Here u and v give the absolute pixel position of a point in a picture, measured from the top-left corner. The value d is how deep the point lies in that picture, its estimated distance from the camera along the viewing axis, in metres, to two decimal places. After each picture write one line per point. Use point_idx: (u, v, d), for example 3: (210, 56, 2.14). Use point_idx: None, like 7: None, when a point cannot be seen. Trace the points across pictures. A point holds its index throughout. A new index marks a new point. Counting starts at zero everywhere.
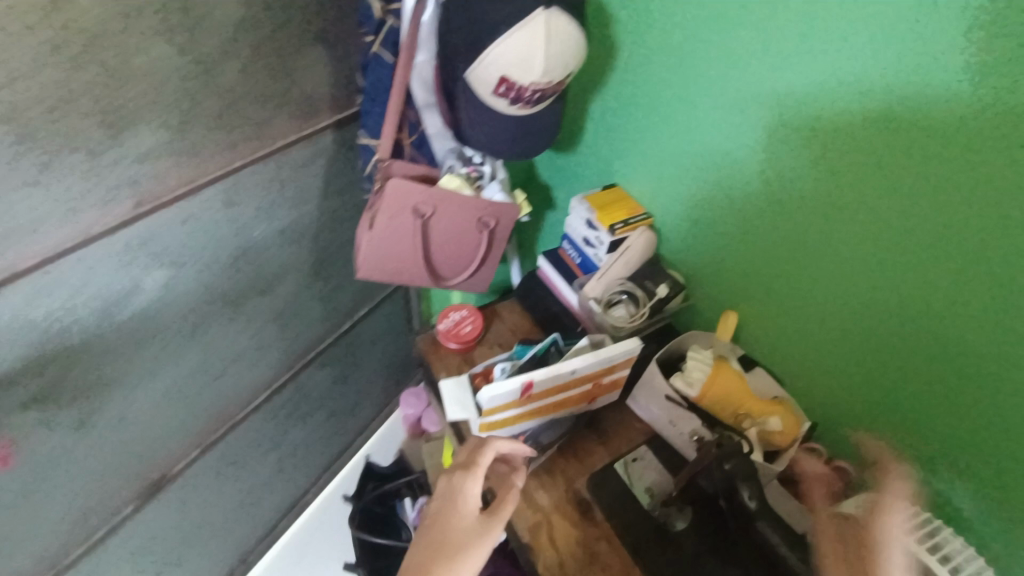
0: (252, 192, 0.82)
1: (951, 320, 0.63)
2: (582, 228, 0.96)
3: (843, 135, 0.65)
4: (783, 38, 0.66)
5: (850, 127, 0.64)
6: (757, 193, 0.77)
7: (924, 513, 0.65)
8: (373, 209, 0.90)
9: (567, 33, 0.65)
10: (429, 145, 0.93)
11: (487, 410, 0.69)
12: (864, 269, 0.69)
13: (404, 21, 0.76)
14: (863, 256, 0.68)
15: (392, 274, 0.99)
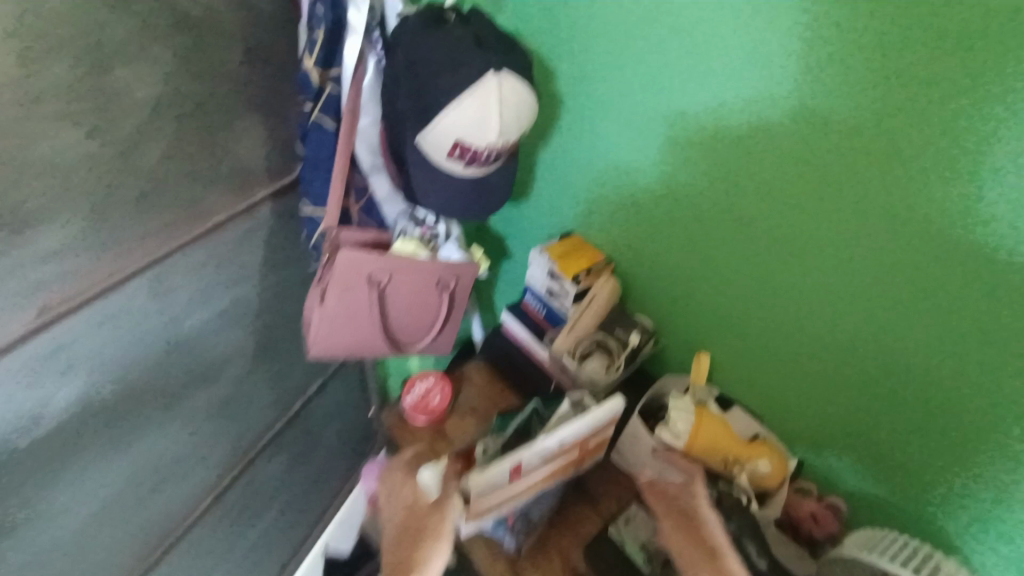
0: (182, 279, 0.74)
1: (886, 288, 0.66)
2: (544, 280, 0.93)
3: (769, 146, 0.68)
4: (723, 91, 0.69)
5: (775, 141, 0.67)
6: (693, 210, 0.78)
7: (924, 547, 0.63)
8: (324, 282, 0.85)
9: (519, 93, 0.64)
10: (378, 209, 0.89)
11: (474, 500, 0.64)
12: (800, 262, 0.71)
13: (344, 86, 0.72)
14: (797, 250, 0.71)
15: (349, 347, 0.92)
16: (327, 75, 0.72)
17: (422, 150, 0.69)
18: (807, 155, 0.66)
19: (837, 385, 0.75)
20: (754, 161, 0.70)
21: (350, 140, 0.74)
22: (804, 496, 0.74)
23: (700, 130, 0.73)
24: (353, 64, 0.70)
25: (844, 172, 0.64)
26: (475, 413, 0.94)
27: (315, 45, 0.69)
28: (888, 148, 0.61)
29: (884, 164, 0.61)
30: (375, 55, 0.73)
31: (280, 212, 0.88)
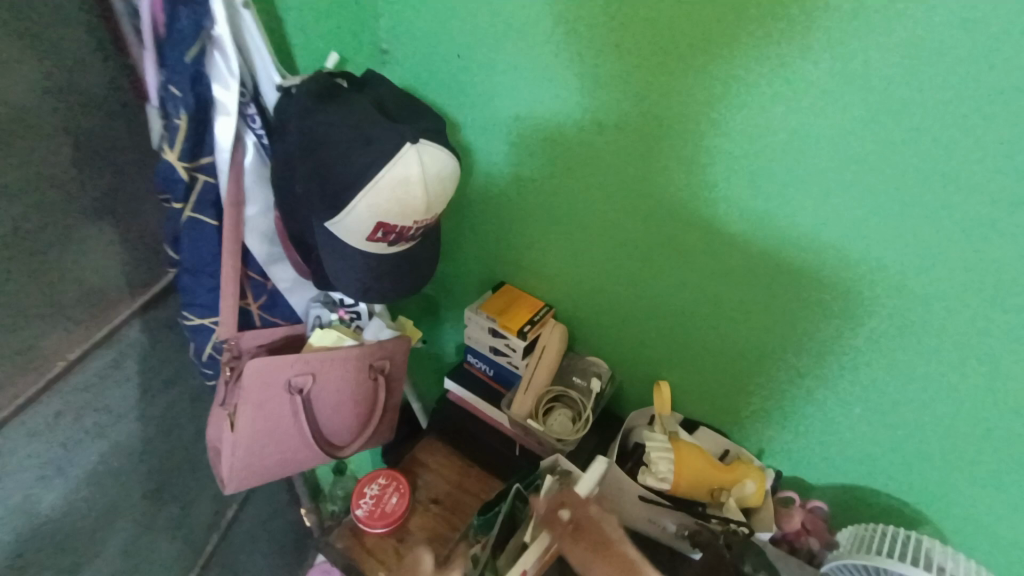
0: (27, 452, 0.58)
1: (741, 262, 0.66)
2: (487, 340, 0.86)
3: (624, 150, 0.66)
4: (612, 120, 0.66)
5: (633, 147, 0.65)
6: (566, 216, 0.76)
7: (904, 531, 0.65)
8: (232, 404, 0.71)
9: (442, 162, 0.57)
10: (285, 302, 0.76)
11: None
12: (663, 249, 0.71)
13: (223, 174, 0.61)
14: (657, 238, 0.70)
15: (279, 466, 0.79)
16: (195, 168, 0.59)
17: (337, 238, 0.59)
18: (715, 190, 0.64)
19: (783, 407, 0.74)
20: (665, 200, 0.67)
21: (239, 232, 0.63)
22: (790, 507, 0.72)
23: (611, 174, 0.69)
24: (230, 148, 0.60)
25: (756, 205, 0.62)
26: (440, 504, 0.84)
27: (175, 134, 0.56)
28: (803, 178, 0.58)
29: (796, 194, 0.59)
30: (252, 135, 0.64)
31: (159, 326, 0.73)
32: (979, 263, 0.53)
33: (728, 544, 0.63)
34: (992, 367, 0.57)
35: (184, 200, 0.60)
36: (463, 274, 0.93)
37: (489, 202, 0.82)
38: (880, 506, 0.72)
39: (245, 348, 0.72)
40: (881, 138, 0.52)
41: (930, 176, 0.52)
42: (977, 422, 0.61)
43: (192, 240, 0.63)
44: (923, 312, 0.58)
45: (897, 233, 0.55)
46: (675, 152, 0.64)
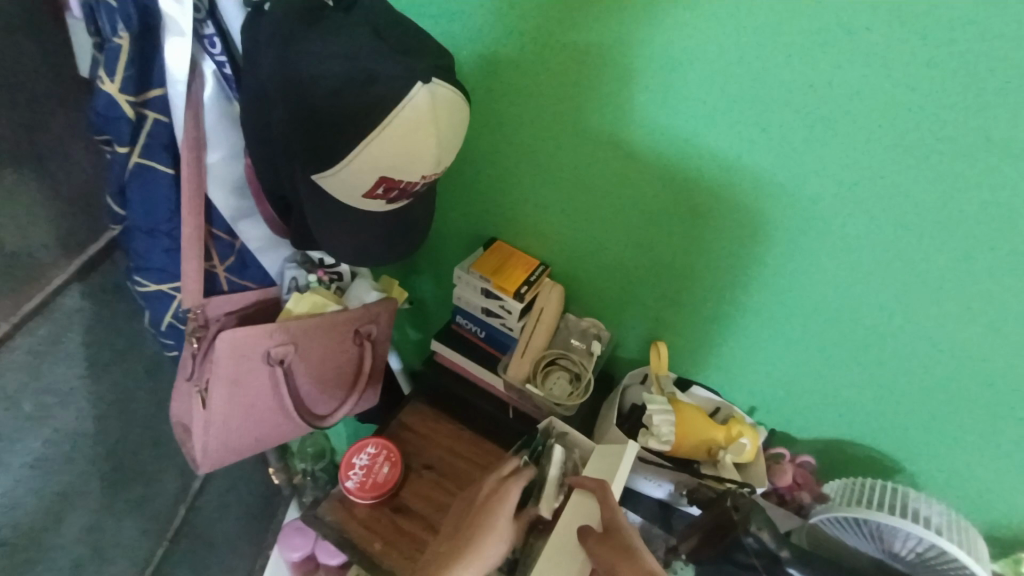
0: None
1: (685, 177, 0.64)
2: (479, 302, 0.80)
3: (584, 64, 0.61)
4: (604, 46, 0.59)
5: (598, 64, 0.61)
6: (521, 138, 0.70)
7: (889, 484, 0.68)
8: (203, 380, 0.64)
9: (455, 108, 0.50)
10: (256, 264, 0.66)
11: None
12: (608, 167, 0.67)
13: (178, 112, 0.51)
14: (603, 156, 0.67)
15: (259, 442, 0.72)
16: (143, 105, 0.50)
17: (330, 194, 0.52)
18: (735, 150, 0.59)
19: (779, 373, 0.74)
20: (678, 159, 0.63)
21: (200, 185, 0.54)
22: (782, 463, 0.75)
23: (622, 126, 0.63)
24: (185, 79, 0.49)
25: (778, 169, 0.58)
26: (434, 470, 0.81)
27: (113, 58, 0.46)
28: (831, 143, 0.55)
29: (824, 160, 0.56)
30: (210, 62, 0.52)
31: (101, 296, 0.62)
32: (999, 229, 0.53)
33: (736, 506, 0.65)
34: (986, 330, 0.59)
35: (131, 144, 0.51)
36: (447, 228, 0.85)
37: (477, 148, 0.74)
38: (860, 461, 0.76)
39: (212, 316, 0.63)
40: (920, 100, 0.50)
41: (962, 141, 0.50)
42: (962, 381, 0.64)
43: (140, 192, 0.53)
44: (931, 278, 0.58)
45: (921, 197, 0.54)
46: (696, 105, 0.59)
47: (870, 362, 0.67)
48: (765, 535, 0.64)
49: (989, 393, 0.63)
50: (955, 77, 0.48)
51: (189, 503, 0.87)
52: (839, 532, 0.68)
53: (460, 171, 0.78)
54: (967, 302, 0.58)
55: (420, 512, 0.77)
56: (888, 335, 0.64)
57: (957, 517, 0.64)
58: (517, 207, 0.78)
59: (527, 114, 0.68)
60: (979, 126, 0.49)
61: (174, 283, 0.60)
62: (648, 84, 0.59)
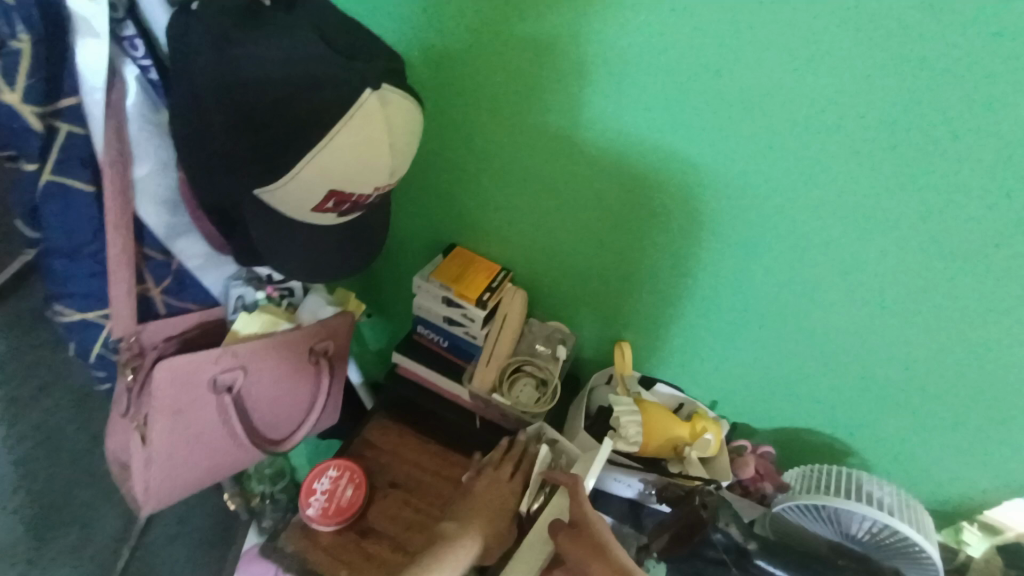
0: None
1: (631, 163, 0.64)
2: (439, 311, 0.78)
3: (529, 57, 0.61)
4: (553, 41, 0.59)
5: (542, 56, 0.60)
6: (470, 135, 0.69)
7: (843, 469, 0.70)
8: (140, 415, 0.58)
9: (407, 115, 0.48)
10: (196, 283, 0.62)
11: None
12: (555, 158, 0.67)
13: (94, 123, 0.46)
14: (551, 146, 0.66)
15: (208, 474, 0.67)
16: (53, 115, 0.45)
17: (275, 208, 0.48)
18: (689, 151, 0.60)
19: (739, 367, 0.76)
20: (634, 160, 0.63)
21: (126, 202, 0.49)
22: (744, 455, 0.77)
23: (579, 128, 0.64)
24: (102, 85, 0.44)
25: (731, 169, 0.60)
26: (401, 487, 0.78)
27: (14, 66, 0.41)
28: (778, 143, 0.57)
29: (773, 159, 0.58)
30: (133, 67, 0.48)
31: None
32: (935, 223, 0.56)
33: (705, 504, 0.66)
34: (927, 319, 0.62)
35: (41, 160, 0.45)
36: (403, 235, 0.82)
37: (431, 151, 0.72)
38: (817, 449, 0.79)
39: (147, 344, 0.58)
40: (858, 101, 0.52)
41: (897, 140, 0.53)
42: (907, 369, 0.67)
43: (55, 212, 0.47)
44: (876, 271, 0.61)
45: (863, 194, 0.57)
46: (649, 107, 0.59)
47: (822, 354, 0.70)
48: (732, 529, 0.65)
49: (931, 378, 0.66)
50: (889, 79, 0.50)
51: (133, 542, 0.81)
52: (800, 519, 0.70)
53: (414, 175, 0.76)
54: (909, 293, 0.61)
55: (388, 533, 0.74)
56: (838, 327, 0.67)
57: (906, 496, 0.68)
58: (470, 207, 0.76)
59: (478, 113, 0.67)
60: (912, 126, 0.52)
61: (102, 311, 0.54)
62: (603, 86, 0.60)
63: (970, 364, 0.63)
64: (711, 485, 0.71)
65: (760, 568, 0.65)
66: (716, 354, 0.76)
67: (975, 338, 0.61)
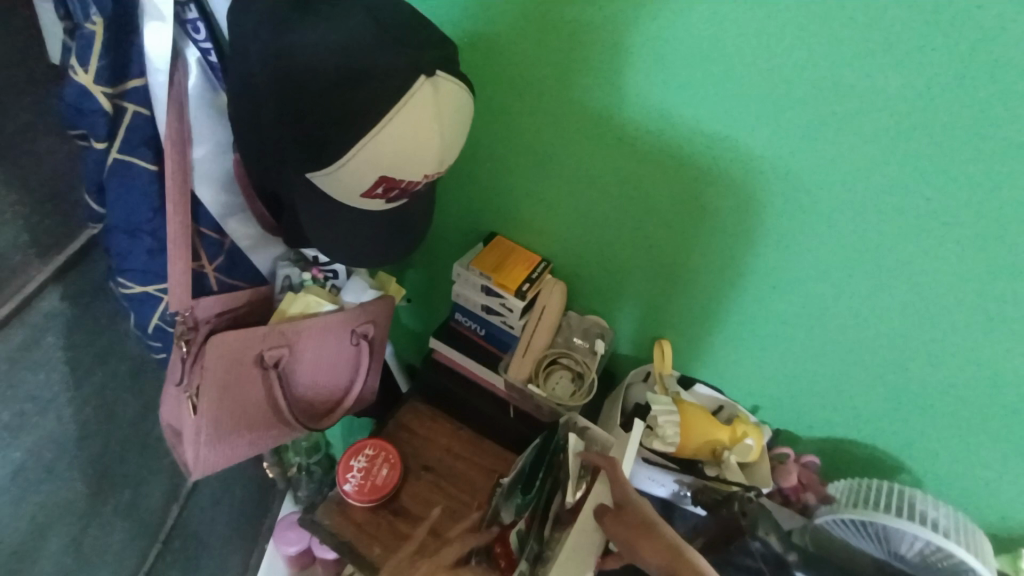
0: None
1: (675, 147, 0.61)
2: (478, 300, 0.78)
3: (578, 39, 0.59)
4: (604, 24, 0.57)
5: (590, 36, 0.58)
6: (512, 119, 0.68)
7: (896, 485, 0.67)
8: (192, 385, 0.61)
9: (459, 103, 0.47)
10: (246, 262, 0.63)
11: None
12: (594, 140, 0.65)
13: (158, 105, 0.47)
14: (590, 128, 0.64)
15: (252, 447, 0.69)
16: (121, 96, 0.46)
17: (325, 193, 0.49)
18: (748, 147, 0.57)
19: (785, 373, 0.72)
20: (688, 154, 0.61)
21: (185, 182, 0.50)
22: (786, 463, 0.74)
23: (631, 120, 0.61)
24: (166, 68, 0.46)
25: (794, 168, 0.56)
26: (433, 471, 0.79)
27: (88, 46, 0.42)
28: (849, 141, 0.53)
29: (841, 158, 0.54)
30: (195, 50, 0.49)
31: (82, 296, 0.58)
32: (1019, 232, 0.51)
33: (744, 512, 0.65)
34: (1001, 334, 0.58)
35: (108, 139, 0.47)
36: (444, 222, 0.82)
37: (476, 138, 0.72)
38: (864, 462, 0.75)
39: (201, 318, 0.60)
40: (945, 97, 0.48)
41: (983, 139, 0.48)
42: (973, 387, 0.62)
43: (120, 190, 0.49)
44: (947, 281, 0.57)
45: (939, 199, 0.52)
46: (707, 100, 0.56)
47: (878, 365, 0.66)
48: (772, 539, 0.63)
49: (1000, 398, 0.62)
50: (982, 73, 0.46)
51: (181, 504, 0.85)
52: (843, 534, 0.67)
53: (458, 162, 0.75)
54: (984, 307, 0.56)
55: (419, 515, 0.76)
56: (899, 338, 0.63)
57: (964, 520, 0.64)
58: (510, 194, 0.75)
59: (524, 99, 0.65)
60: (1003, 126, 0.47)
61: (160, 285, 0.56)
62: (660, 76, 0.57)
63: None
64: (751, 493, 0.68)
65: None
66: (762, 358, 0.73)
67: None
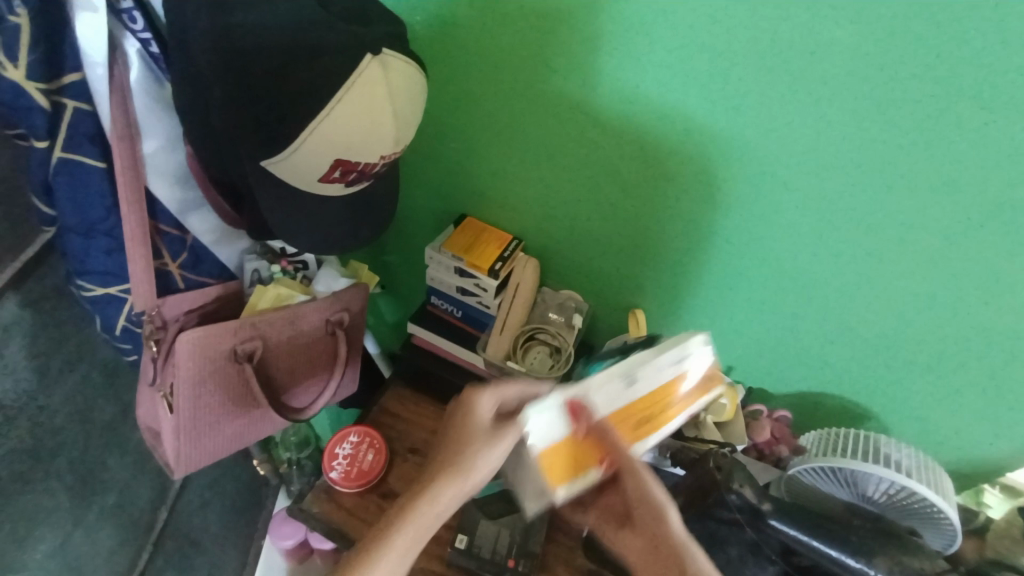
0: None
1: (632, 114, 0.61)
2: (451, 281, 0.78)
3: (528, 10, 0.58)
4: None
5: (541, 7, 0.57)
6: (470, 97, 0.67)
7: (861, 431, 0.70)
8: (165, 384, 0.60)
9: (409, 79, 0.47)
10: (211, 257, 0.63)
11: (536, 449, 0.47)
12: (550, 114, 0.65)
13: (101, 100, 0.46)
14: (544, 101, 0.64)
15: (235, 442, 0.69)
16: (58, 92, 0.45)
17: (281, 180, 0.48)
18: (703, 112, 0.58)
19: (755, 334, 0.74)
20: (648, 121, 0.61)
21: (137, 176, 0.49)
22: (759, 420, 0.76)
23: (589, 90, 0.61)
24: (103, 60, 0.44)
25: (752, 130, 0.57)
26: (419, 453, 0.81)
27: (15, 42, 0.40)
28: (802, 100, 0.53)
29: (796, 117, 0.55)
30: (134, 41, 0.47)
31: (43, 300, 0.57)
32: (971, 182, 0.52)
33: (718, 467, 0.66)
34: (956, 283, 0.59)
35: (50, 137, 0.46)
36: (412, 207, 0.82)
37: (437, 118, 0.71)
38: (835, 412, 0.78)
39: (169, 317, 0.59)
40: (894, 52, 0.48)
41: (929, 92, 0.49)
42: (935, 335, 0.64)
43: (70, 189, 0.48)
44: (905, 234, 0.58)
45: (893, 155, 0.53)
46: (661, 65, 0.56)
47: (841, 320, 0.68)
48: (743, 487, 0.65)
49: (958, 343, 0.64)
50: (926, 25, 0.47)
51: (169, 504, 0.85)
52: (816, 481, 0.70)
53: (421, 145, 0.74)
54: (939, 257, 0.58)
55: (407, 495, 0.77)
56: (861, 292, 0.64)
57: (924, 458, 0.67)
58: (475, 172, 0.74)
59: (479, 76, 0.65)
60: (949, 78, 0.48)
61: (123, 285, 0.56)
62: (616, 44, 0.57)
63: (1002, 330, 0.61)
64: (727, 450, 0.71)
65: (774, 528, 0.64)
66: (731, 320, 0.74)
67: (1011, 303, 0.59)
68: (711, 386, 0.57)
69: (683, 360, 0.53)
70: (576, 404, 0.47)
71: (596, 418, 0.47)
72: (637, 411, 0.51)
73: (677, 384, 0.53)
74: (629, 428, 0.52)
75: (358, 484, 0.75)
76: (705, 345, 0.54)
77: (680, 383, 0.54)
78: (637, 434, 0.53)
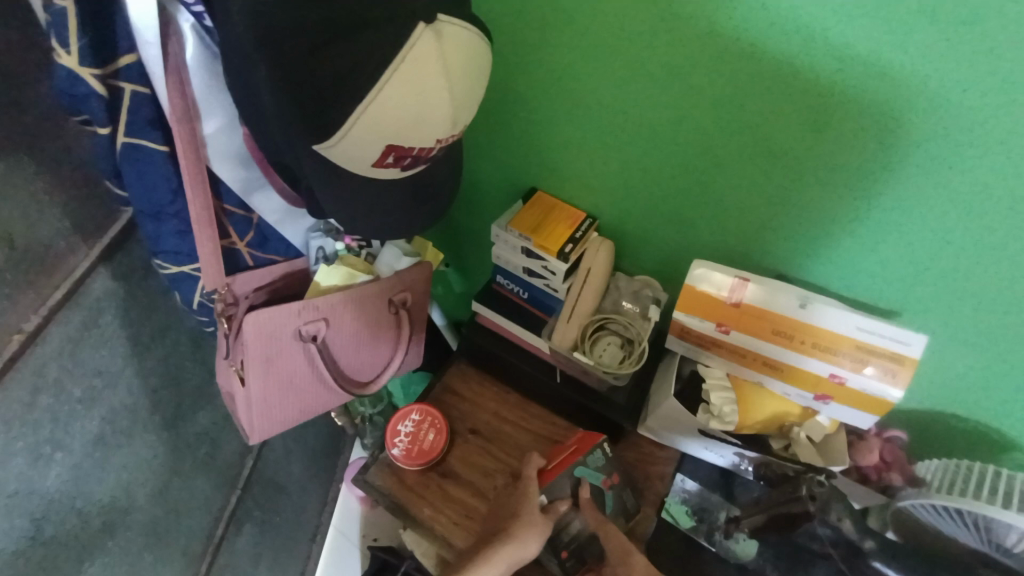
0: (29, 433, 0.50)
1: (748, 77, 0.49)
2: (517, 262, 0.72)
3: None
4: None
5: None
6: (540, 63, 0.59)
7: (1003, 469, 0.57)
8: (237, 359, 0.62)
9: (467, 49, 0.41)
10: (277, 236, 0.63)
11: (688, 287, 0.63)
12: (641, 80, 0.54)
13: (158, 84, 0.45)
14: (630, 64, 0.54)
15: (303, 413, 0.71)
16: (114, 76, 0.44)
17: (334, 164, 0.44)
18: (832, 75, 0.46)
19: None
20: (764, 85, 0.49)
21: (198, 160, 0.49)
22: (866, 440, 0.67)
23: (688, 48, 0.50)
24: (155, 39, 0.42)
25: (892, 95, 0.45)
26: (480, 435, 0.80)
27: (63, 27, 0.40)
28: (969, 55, 0.41)
29: (958, 80, 0.42)
30: (187, 15, 0.44)
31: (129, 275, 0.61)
32: None
33: (813, 496, 0.61)
34: None
35: (112, 123, 0.46)
36: (479, 182, 0.77)
37: (501, 88, 0.64)
38: (972, 428, 0.65)
39: (239, 294, 0.60)
40: None
41: None
42: None
43: (139, 174, 0.49)
44: None
45: None
46: (771, 11, 0.45)
47: (988, 328, 0.56)
48: (832, 500, 0.61)
49: None
50: None
51: (254, 455, 0.92)
52: (935, 519, 0.60)
53: (486, 116, 0.68)
54: None
55: (467, 477, 0.76)
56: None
57: None
58: (546, 145, 0.67)
59: (548, 41, 0.56)
60: None
61: (195, 264, 0.57)
62: None
63: None
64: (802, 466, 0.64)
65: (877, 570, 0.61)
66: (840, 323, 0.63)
67: None
68: (889, 381, 0.58)
69: (885, 337, 0.57)
70: (743, 284, 0.61)
71: (739, 298, 0.61)
72: (793, 327, 0.60)
73: (864, 347, 0.58)
74: (767, 330, 0.62)
75: (420, 461, 0.75)
76: (915, 343, 0.56)
77: (855, 347, 0.58)
78: (773, 340, 0.62)
